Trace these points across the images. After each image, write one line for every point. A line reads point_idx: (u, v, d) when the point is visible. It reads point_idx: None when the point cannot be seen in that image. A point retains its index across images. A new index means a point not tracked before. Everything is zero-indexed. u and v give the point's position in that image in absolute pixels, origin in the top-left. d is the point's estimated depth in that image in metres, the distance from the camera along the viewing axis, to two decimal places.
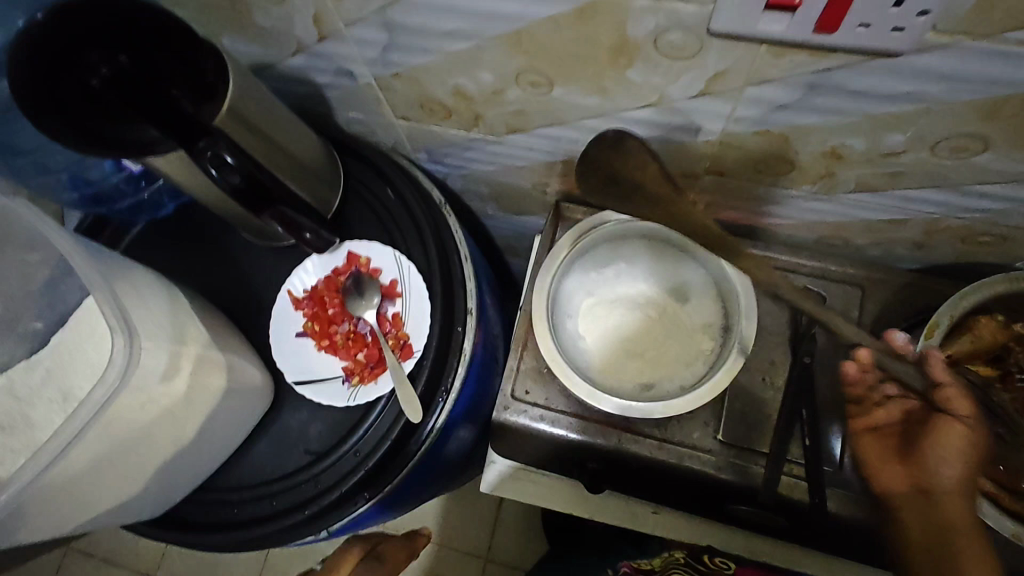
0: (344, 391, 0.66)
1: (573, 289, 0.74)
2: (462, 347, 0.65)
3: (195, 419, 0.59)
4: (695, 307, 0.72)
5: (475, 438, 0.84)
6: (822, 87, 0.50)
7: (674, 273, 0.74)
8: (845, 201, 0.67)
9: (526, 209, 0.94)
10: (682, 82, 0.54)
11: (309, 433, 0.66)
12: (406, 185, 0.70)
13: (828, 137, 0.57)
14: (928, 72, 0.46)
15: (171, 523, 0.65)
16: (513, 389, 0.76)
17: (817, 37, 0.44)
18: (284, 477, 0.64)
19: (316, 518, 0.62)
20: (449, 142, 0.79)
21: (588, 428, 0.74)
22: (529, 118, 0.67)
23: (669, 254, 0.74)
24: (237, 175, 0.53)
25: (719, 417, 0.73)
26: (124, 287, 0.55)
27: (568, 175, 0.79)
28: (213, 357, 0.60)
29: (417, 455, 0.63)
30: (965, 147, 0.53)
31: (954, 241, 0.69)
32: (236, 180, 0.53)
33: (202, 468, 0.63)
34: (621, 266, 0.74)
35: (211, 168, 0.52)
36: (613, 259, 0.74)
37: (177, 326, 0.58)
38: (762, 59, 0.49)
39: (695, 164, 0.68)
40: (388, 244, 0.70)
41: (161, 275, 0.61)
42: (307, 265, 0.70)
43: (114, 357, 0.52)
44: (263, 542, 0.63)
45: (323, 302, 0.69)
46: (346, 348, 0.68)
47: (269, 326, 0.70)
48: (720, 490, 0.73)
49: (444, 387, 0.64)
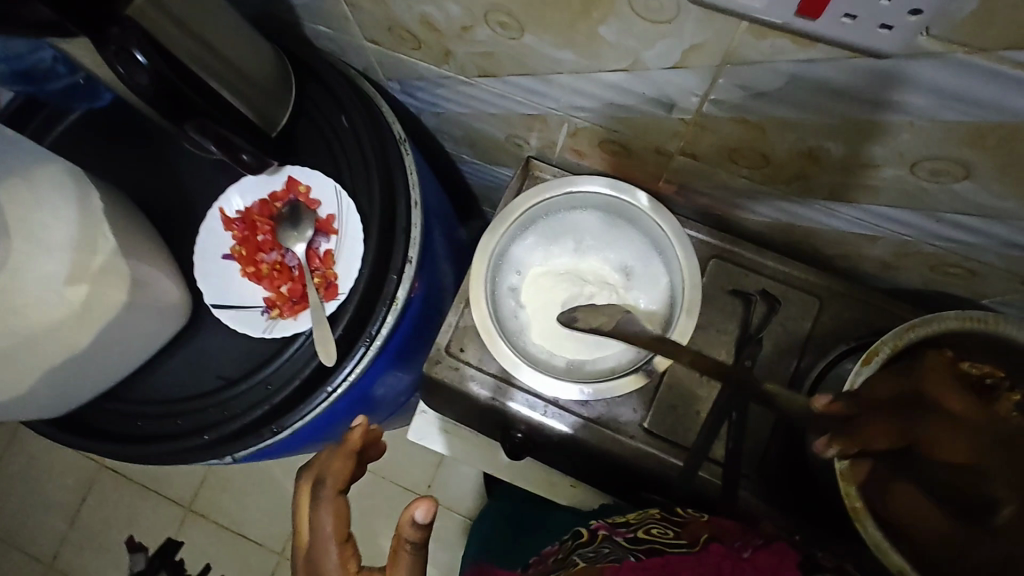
0: (262, 322, 0.66)
1: (523, 256, 0.71)
2: (394, 296, 0.62)
3: (90, 329, 0.58)
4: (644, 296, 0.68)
5: (408, 386, 0.83)
6: (803, 79, 0.46)
7: (635, 258, 0.70)
8: (818, 207, 0.63)
9: (500, 161, 0.89)
10: (657, 50, 0.49)
11: (222, 358, 0.66)
12: (360, 115, 0.65)
13: (807, 135, 0.52)
14: (915, 81, 0.41)
15: (76, 428, 0.65)
16: (448, 345, 0.74)
17: (798, 22, 0.39)
18: (194, 399, 0.64)
19: (216, 445, 0.62)
20: (420, 75, 0.73)
21: (516, 395, 0.72)
22: (499, 63, 0.62)
23: (636, 240, 0.70)
24: (147, 75, 0.51)
25: (648, 405, 0.71)
26: (15, 183, 0.54)
27: (542, 132, 0.74)
28: (115, 268, 0.58)
29: (328, 398, 0.62)
30: (946, 171, 0.49)
31: (924, 267, 0.65)
32: (145, 79, 0.52)
33: (109, 376, 0.62)
34: (579, 243, 0.71)
35: (119, 63, 0.50)
36: (572, 232, 0.71)
37: (77, 233, 0.56)
38: (742, 37, 0.44)
39: (669, 141, 0.63)
40: (331, 176, 0.67)
41: (77, 172, 0.59)
42: (243, 184, 0.69)
43: None
44: (160, 460, 0.63)
45: (254, 226, 0.68)
46: (271, 279, 0.68)
47: (196, 241, 0.68)
48: (637, 476, 0.72)
49: (368, 334, 0.62)
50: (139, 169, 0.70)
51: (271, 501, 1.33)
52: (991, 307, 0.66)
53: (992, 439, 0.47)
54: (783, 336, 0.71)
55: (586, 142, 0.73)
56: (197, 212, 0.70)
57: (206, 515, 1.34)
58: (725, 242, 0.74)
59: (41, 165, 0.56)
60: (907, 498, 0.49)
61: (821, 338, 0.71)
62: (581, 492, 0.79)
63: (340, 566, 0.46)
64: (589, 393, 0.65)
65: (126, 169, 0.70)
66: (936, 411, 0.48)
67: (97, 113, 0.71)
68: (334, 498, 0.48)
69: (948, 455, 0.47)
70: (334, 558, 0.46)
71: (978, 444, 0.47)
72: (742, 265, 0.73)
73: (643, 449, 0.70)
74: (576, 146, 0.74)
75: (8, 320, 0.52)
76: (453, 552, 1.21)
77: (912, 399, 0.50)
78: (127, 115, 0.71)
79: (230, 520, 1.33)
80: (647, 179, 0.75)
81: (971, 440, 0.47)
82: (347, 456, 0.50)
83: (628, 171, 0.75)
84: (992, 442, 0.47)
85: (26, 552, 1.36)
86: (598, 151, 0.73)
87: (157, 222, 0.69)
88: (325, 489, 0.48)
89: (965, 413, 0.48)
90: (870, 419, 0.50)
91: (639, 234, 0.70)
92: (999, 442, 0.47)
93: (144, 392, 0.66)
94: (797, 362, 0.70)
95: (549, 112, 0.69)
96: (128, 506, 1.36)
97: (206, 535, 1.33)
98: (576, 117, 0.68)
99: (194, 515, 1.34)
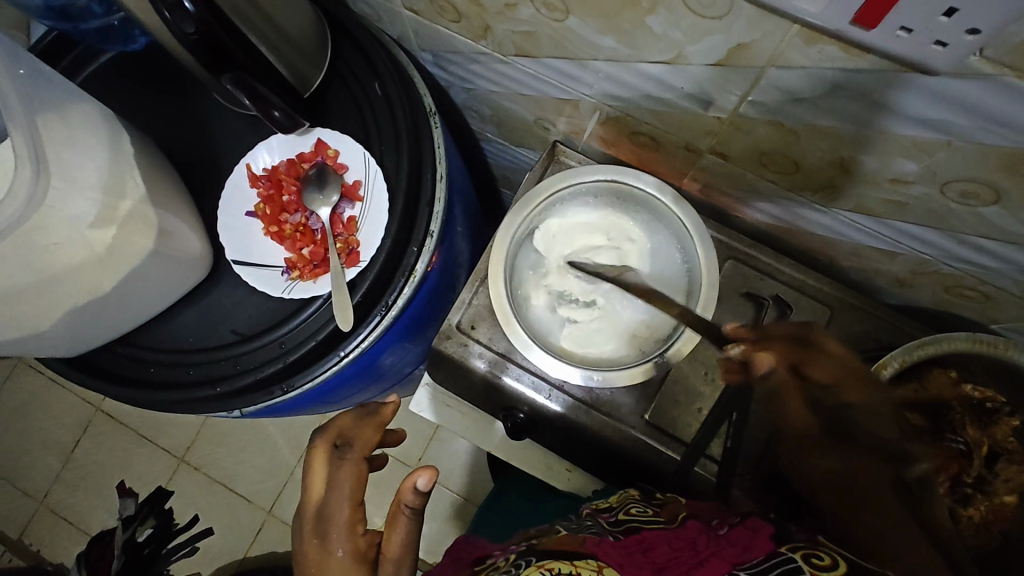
0: (281, 283, 0.66)
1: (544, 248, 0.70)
2: (413, 268, 0.63)
3: (114, 273, 0.58)
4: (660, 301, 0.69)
5: (416, 357, 0.84)
6: (847, 89, 0.46)
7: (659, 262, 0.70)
8: (841, 218, 0.64)
9: (525, 143, 0.89)
10: (702, 45, 0.49)
11: (238, 314, 0.67)
12: (394, 83, 0.65)
13: (840, 145, 0.53)
14: (960, 102, 0.41)
15: (87, 368, 0.65)
16: (460, 321, 0.75)
17: (852, 30, 0.39)
18: (208, 351, 0.65)
19: (226, 397, 0.63)
20: (455, 49, 0.72)
21: (522, 376, 0.73)
22: (539, 43, 0.62)
23: (661, 243, 0.71)
24: (191, 24, 0.52)
25: (650, 398, 0.72)
26: (50, 118, 0.53)
27: (572, 117, 0.74)
28: (144, 215, 0.59)
29: (341, 361, 0.63)
30: (976, 194, 0.49)
31: (938, 287, 0.66)
32: (189, 28, 0.52)
33: (125, 320, 0.63)
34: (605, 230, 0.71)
35: (166, 10, 0.51)
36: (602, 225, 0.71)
37: (107, 176, 0.57)
38: (793, 41, 0.44)
39: (700, 139, 0.64)
40: (360, 142, 0.67)
41: (110, 115, 0.59)
42: (271, 143, 0.69)
43: (17, 187, 0.51)
44: (170, 407, 0.64)
45: (280, 186, 0.69)
46: (293, 240, 0.68)
47: (221, 195, 0.69)
48: (633, 465, 0.74)
49: (385, 303, 0.63)
50: (169, 117, 0.70)
51: (263, 459, 1.35)
52: (999, 333, 0.67)
53: (852, 370, 0.56)
54: None
55: (615, 132, 0.73)
56: (223, 166, 0.70)
57: (199, 467, 1.36)
58: (744, 245, 0.75)
59: (72, 103, 0.56)
60: (800, 415, 0.56)
61: None
62: (576, 476, 0.81)
63: (349, 523, 0.49)
64: (593, 379, 0.66)
65: (155, 116, 0.70)
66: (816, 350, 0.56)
67: (130, 56, 0.71)
68: (356, 463, 0.52)
69: (823, 377, 0.55)
70: (346, 512, 0.49)
71: (843, 373, 0.56)
72: (758, 269, 0.74)
73: (641, 439, 0.72)
74: (605, 135, 0.74)
75: (37, 258, 0.52)
76: (438, 525, 1.23)
77: (802, 339, 0.57)
78: (159, 62, 0.70)
79: (221, 474, 1.35)
80: (671, 174, 0.75)
81: (865, 383, 0.57)
82: (377, 428, 0.57)
83: (653, 164, 0.75)
84: (847, 374, 0.56)
85: (19, 487, 1.38)
86: (626, 142, 0.73)
87: (182, 174, 0.70)
88: (351, 453, 0.53)
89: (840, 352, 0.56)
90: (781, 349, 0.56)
91: (665, 241, 0.71)
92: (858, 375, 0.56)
93: (159, 339, 0.67)
94: None
95: (583, 99, 0.69)
96: (122, 451, 1.38)
97: (197, 486, 1.35)
98: (609, 106, 0.67)
99: (186, 466, 1.36)
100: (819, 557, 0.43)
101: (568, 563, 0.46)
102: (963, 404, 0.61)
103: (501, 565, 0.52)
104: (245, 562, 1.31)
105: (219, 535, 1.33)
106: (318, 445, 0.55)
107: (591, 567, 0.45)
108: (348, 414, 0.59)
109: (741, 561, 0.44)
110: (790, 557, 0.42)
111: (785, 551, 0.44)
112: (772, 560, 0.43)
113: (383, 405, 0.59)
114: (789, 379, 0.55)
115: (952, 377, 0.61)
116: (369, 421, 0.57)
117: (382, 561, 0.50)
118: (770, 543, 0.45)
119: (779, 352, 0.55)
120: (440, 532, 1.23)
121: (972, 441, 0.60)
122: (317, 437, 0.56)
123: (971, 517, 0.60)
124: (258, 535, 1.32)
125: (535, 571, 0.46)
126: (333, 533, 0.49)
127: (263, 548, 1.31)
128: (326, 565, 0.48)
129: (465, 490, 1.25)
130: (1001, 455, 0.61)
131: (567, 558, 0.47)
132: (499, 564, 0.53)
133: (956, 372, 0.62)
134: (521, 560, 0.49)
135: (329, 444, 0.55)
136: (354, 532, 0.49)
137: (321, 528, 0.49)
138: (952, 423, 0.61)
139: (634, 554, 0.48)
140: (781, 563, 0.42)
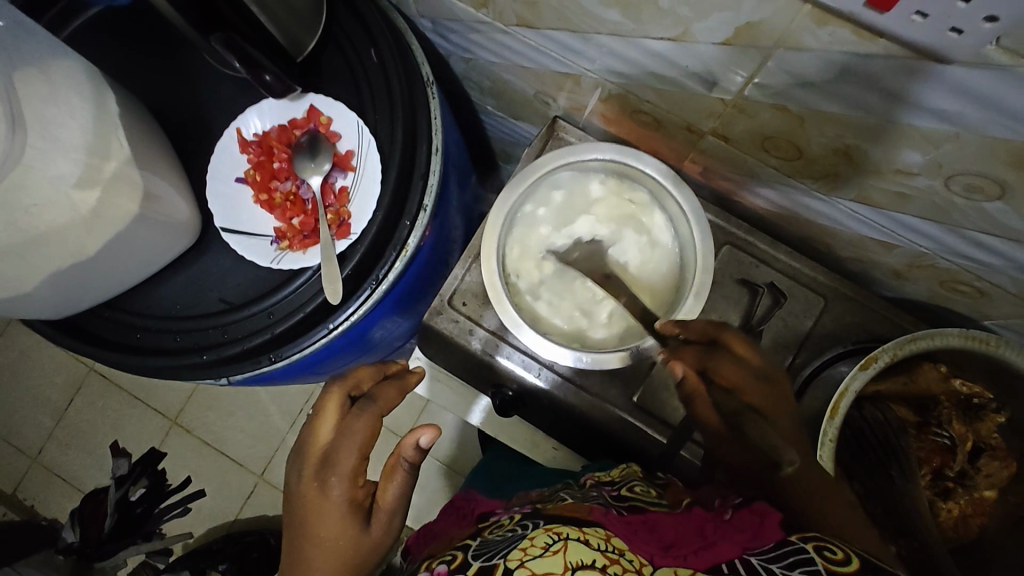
0: (271, 253, 0.66)
1: (527, 237, 0.70)
2: (405, 242, 0.62)
3: (99, 237, 0.57)
4: (644, 303, 0.68)
5: (408, 330, 0.84)
6: (855, 75, 0.44)
7: (659, 264, 0.69)
8: (841, 207, 0.62)
9: (525, 117, 0.87)
10: (709, 23, 0.47)
11: (227, 283, 0.67)
12: (389, 49, 0.63)
13: (844, 134, 0.51)
14: (970, 93, 0.40)
15: (72, 331, 0.65)
16: (451, 297, 0.74)
17: (865, 13, 0.38)
18: (196, 318, 0.65)
19: (214, 365, 0.62)
20: (454, 17, 0.69)
21: (512, 354, 0.73)
22: (541, 14, 0.59)
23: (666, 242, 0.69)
24: None
25: (640, 379, 0.72)
26: (32, 75, 0.51)
27: (575, 93, 0.72)
28: (131, 181, 0.58)
29: (329, 333, 0.62)
30: (980, 188, 0.48)
31: (934, 281, 0.65)
32: None
33: (112, 282, 0.62)
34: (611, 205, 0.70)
35: None
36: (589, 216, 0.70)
37: (92, 136, 0.55)
38: (803, 21, 0.42)
39: (701, 120, 0.63)
40: (354, 110, 0.66)
41: (97, 74, 0.58)
42: (263, 107, 0.68)
43: None
44: (157, 373, 0.64)
45: (271, 152, 0.68)
46: (283, 209, 0.68)
47: (211, 160, 0.68)
48: (620, 446, 0.74)
49: (375, 277, 0.62)
50: (160, 78, 0.69)
51: (254, 425, 1.36)
52: (992, 329, 0.67)
53: (761, 374, 0.55)
54: (782, 330, 0.71)
55: (616, 110, 0.71)
56: (215, 132, 0.69)
57: (190, 430, 1.36)
58: (742, 230, 0.74)
59: (58, 60, 0.54)
60: (708, 414, 0.60)
61: (820, 336, 0.71)
62: (562, 455, 0.81)
63: (352, 474, 0.51)
64: (583, 361, 0.63)
65: (146, 76, 0.69)
66: (725, 351, 0.56)
67: (119, 14, 0.69)
68: (372, 419, 0.54)
69: (724, 381, 0.56)
70: (352, 464, 0.51)
71: (747, 380, 0.55)
72: (754, 255, 0.73)
73: (629, 422, 0.72)
74: (606, 112, 0.73)
75: (18, 220, 0.51)
76: (426, 494, 1.25)
77: (711, 342, 0.57)
78: (153, 21, 0.69)
79: (212, 438, 1.36)
80: (672, 155, 0.74)
81: (770, 387, 0.55)
82: (399, 392, 0.58)
83: (654, 144, 0.74)
84: (759, 379, 0.55)
85: (12, 442, 1.39)
86: (627, 120, 0.72)
87: (174, 138, 0.69)
88: (367, 409, 0.54)
89: (748, 354, 0.56)
90: (685, 354, 0.58)
91: (668, 244, 0.70)
92: (768, 378, 0.55)
93: (149, 305, 0.67)
94: (793, 357, 0.71)
95: (584, 74, 0.67)
96: (114, 412, 1.39)
97: (188, 448, 1.36)
98: (611, 83, 0.66)
99: (178, 429, 1.37)
100: (832, 551, 0.40)
101: (577, 529, 0.45)
102: (950, 398, 0.62)
103: (506, 525, 0.51)
104: (236, 524, 1.33)
105: (210, 496, 1.34)
106: (334, 391, 0.56)
107: (599, 535, 0.45)
108: (367, 367, 0.61)
109: (751, 546, 0.43)
110: (803, 547, 0.40)
111: (797, 541, 0.42)
112: (784, 547, 0.41)
113: (409, 373, 0.61)
114: (700, 382, 0.58)
115: (942, 372, 0.61)
116: (394, 384, 0.58)
117: (377, 510, 0.53)
118: (779, 532, 0.44)
119: (688, 359, 0.58)
120: (428, 502, 1.25)
121: (957, 436, 0.61)
122: (332, 383, 0.58)
123: (950, 510, 0.60)
124: (248, 499, 1.33)
125: (544, 534, 0.45)
126: (334, 479, 0.50)
127: (253, 512, 1.33)
128: (322, 508, 0.50)
129: (453, 462, 1.26)
130: (984, 450, 0.62)
131: (576, 525, 0.46)
132: (501, 523, 0.53)
133: (946, 368, 0.61)
134: (526, 520, 0.50)
135: (345, 393, 0.57)
136: (353, 484, 0.51)
137: (324, 472, 0.51)
138: (939, 416, 0.62)
139: (640, 531, 0.48)
140: (792, 553, 0.40)
